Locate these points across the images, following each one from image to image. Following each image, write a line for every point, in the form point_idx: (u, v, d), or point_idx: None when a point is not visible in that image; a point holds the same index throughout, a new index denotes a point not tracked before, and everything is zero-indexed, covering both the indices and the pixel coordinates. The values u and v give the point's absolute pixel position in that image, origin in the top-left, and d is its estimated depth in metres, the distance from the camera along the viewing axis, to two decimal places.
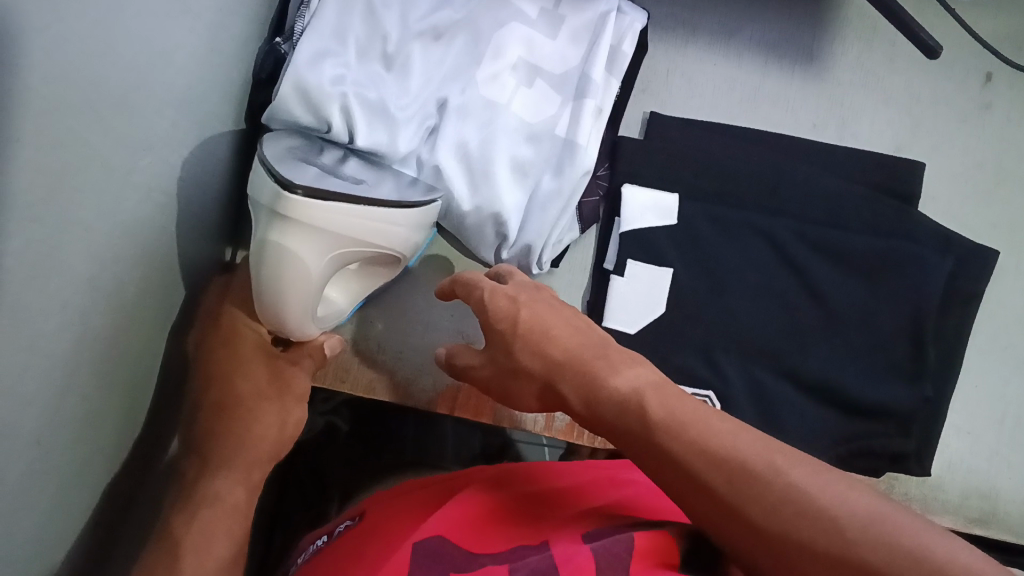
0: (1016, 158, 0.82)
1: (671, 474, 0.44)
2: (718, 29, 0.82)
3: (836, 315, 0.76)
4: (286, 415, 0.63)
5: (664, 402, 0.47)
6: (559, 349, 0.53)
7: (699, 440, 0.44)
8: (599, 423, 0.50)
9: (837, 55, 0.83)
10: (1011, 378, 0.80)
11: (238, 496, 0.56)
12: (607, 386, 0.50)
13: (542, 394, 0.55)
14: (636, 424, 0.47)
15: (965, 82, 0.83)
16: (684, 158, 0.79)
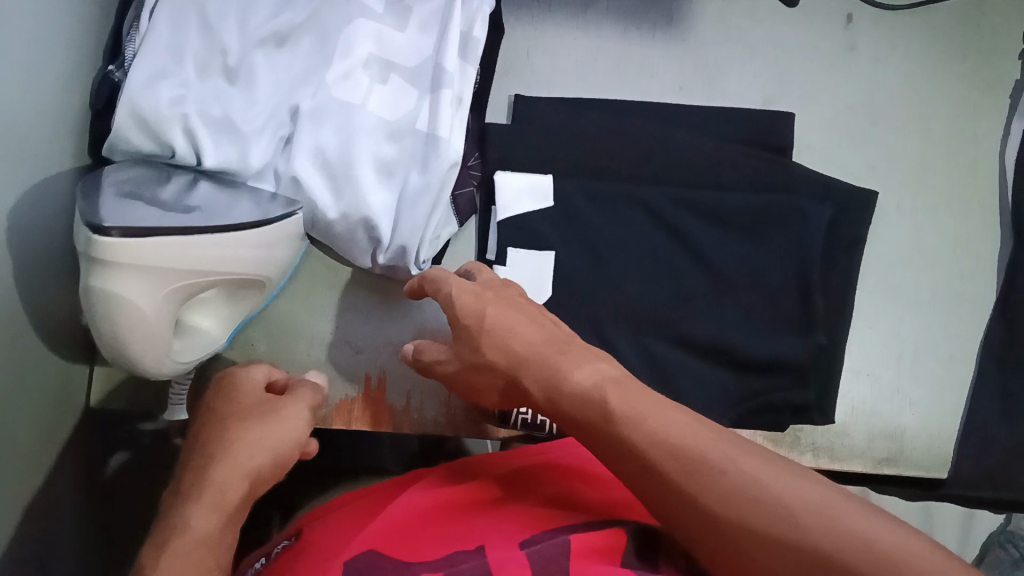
0: (885, 97, 0.83)
1: (634, 460, 0.45)
2: (574, 3, 0.80)
3: (721, 277, 0.76)
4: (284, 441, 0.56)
5: (625, 396, 0.48)
6: (522, 346, 0.57)
7: (653, 431, 0.45)
8: (559, 414, 0.52)
9: (697, 14, 0.81)
10: (902, 316, 0.81)
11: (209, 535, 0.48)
12: (566, 378, 0.52)
13: (500, 386, 0.60)
14: (595, 416, 0.48)
15: (829, 26, 0.83)
16: (553, 138, 0.77)
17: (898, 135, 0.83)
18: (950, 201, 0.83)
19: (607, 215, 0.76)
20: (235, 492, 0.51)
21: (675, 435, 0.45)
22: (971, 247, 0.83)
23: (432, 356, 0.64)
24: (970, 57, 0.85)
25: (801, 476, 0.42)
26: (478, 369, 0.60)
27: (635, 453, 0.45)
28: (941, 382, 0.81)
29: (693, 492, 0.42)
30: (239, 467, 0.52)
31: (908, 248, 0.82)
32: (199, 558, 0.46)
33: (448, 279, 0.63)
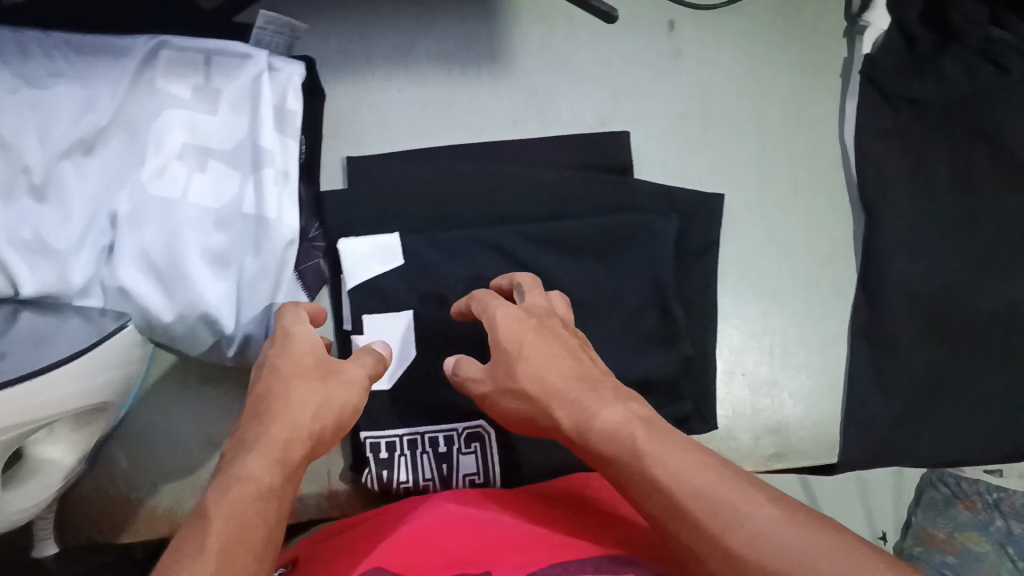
0: (717, 99, 0.83)
1: (638, 480, 0.44)
2: (392, 52, 0.78)
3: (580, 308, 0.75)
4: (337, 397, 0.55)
5: (641, 431, 0.46)
6: (567, 381, 0.53)
7: (667, 464, 0.43)
8: (582, 448, 0.50)
9: (518, 45, 0.81)
10: (768, 310, 0.82)
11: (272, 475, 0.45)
12: (592, 420, 0.49)
13: (528, 415, 0.56)
14: (623, 447, 0.46)
15: (651, 36, 0.83)
16: (390, 194, 0.74)
17: (736, 133, 0.83)
18: (797, 190, 0.84)
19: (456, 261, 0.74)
20: (315, 345, 0.57)
21: (672, 472, 0.43)
22: (824, 230, 0.84)
23: (467, 376, 0.62)
24: (796, 42, 0.86)
25: (811, 530, 0.38)
26: (508, 399, 0.57)
27: (651, 487, 0.43)
28: (815, 367, 0.83)
29: (662, 512, 0.42)
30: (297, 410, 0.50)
31: (764, 243, 0.83)
32: (309, 387, 0.53)
33: (500, 307, 0.60)
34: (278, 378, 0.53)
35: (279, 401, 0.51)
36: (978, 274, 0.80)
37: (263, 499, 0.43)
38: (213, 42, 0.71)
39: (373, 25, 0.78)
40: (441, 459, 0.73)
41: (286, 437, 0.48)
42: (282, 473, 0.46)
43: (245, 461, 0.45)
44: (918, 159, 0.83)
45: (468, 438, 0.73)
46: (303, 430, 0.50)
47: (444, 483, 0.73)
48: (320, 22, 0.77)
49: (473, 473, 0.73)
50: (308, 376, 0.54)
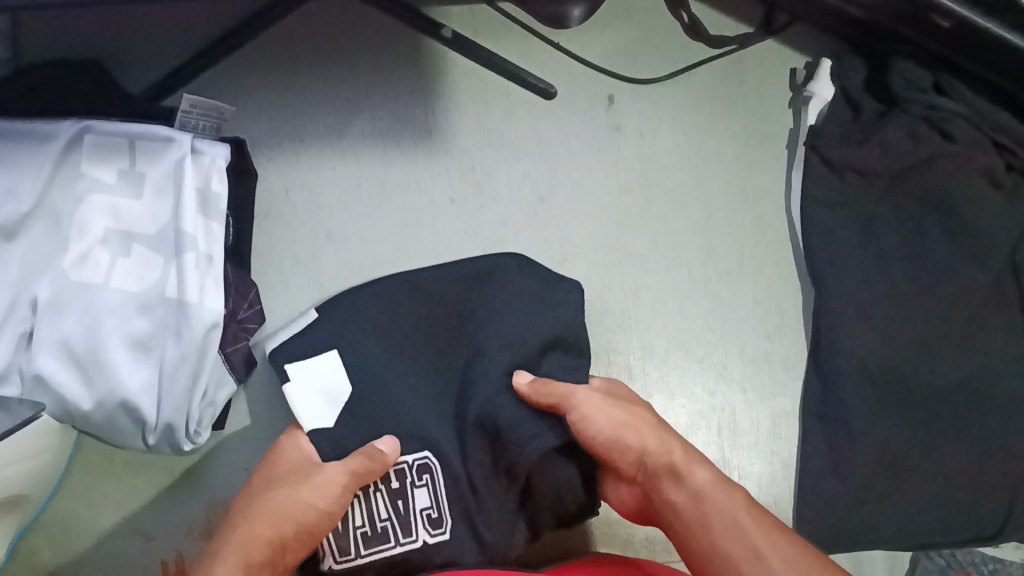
0: (659, 172, 0.83)
1: (728, 528, 0.50)
2: (325, 132, 0.79)
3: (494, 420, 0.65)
4: (300, 498, 0.57)
5: (731, 494, 0.52)
6: (654, 437, 0.58)
7: (760, 526, 0.50)
8: (668, 494, 0.55)
9: (453, 124, 0.81)
10: (714, 388, 0.79)
11: (234, 574, 0.49)
12: (686, 480, 0.54)
13: (607, 434, 0.59)
14: (721, 497, 0.52)
15: (590, 110, 0.83)
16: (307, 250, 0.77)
17: (679, 204, 0.82)
18: (743, 263, 0.82)
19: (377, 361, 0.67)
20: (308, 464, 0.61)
21: (773, 556, 0.48)
22: (772, 303, 0.82)
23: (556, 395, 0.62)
24: (738, 113, 0.85)
25: None
26: (586, 423, 0.60)
27: (747, 536, 0.49)
28: (764, 448, 0.79)
29: (747, 559, 0.48)
30: (259, 522, 0.54)
31: (710, 317, 0.80)
32: (284, 492, 0.57)
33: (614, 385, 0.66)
34: (256, 501, 0.57)
35: (245, 521, 0.55)
36: (928, 348, 0.77)
37: None
38: (137, 126, 0.70)
39: (307, 106, 0.79)
40: (395, 498, 0.64)
41: (245, 547, 0.52)
42: (244, 572, 0.50)
43: (210, 574, 0.49)
44: (866, 229, 0.80)
45: (418, 470, 0.65)
46: (263, 535, 0.53)
47: (401, 528, 0.63)
48: (253, 105, 0.78)
49: (430, 509, 0.64)
50: (281, 488, 0.57)
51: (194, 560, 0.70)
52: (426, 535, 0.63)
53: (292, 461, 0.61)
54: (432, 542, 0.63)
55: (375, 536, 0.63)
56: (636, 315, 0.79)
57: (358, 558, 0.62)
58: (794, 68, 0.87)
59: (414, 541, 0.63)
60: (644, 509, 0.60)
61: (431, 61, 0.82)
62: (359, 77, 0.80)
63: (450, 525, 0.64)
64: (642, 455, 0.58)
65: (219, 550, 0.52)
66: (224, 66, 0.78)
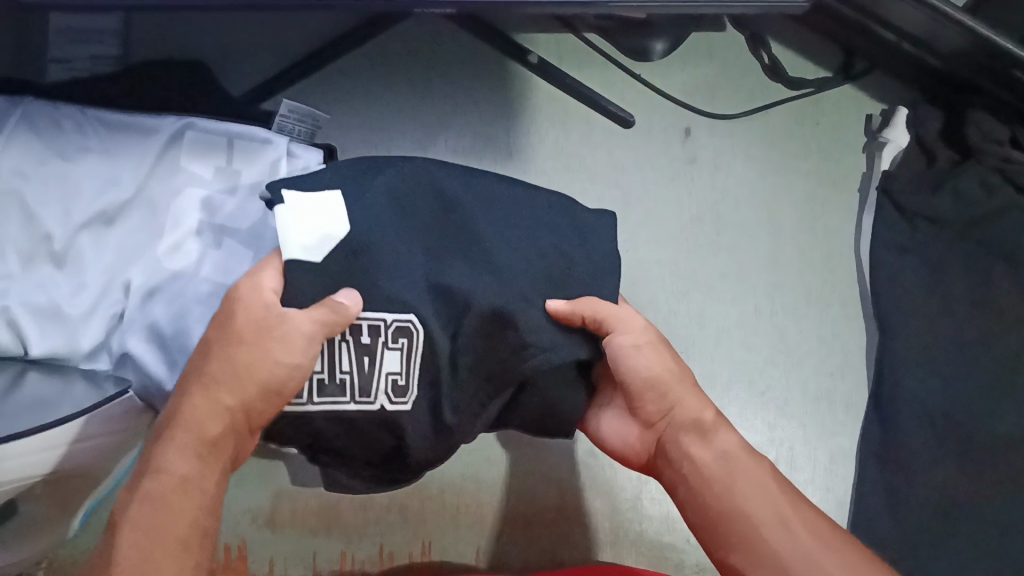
0: (731, 206, 0.84)
1: (753, 490, 0.53)
2: (410, 145, 0.82)
3: (498, 315, 0.56)
4: (255, 369, 0.52)
5: (756, 462, 0.55)
6: (693, 395, 0.58)
7: (780, 492, 0.53)
8: (690, 447, 0.56)
9: (533, 146, 0.83)
10: (774, 422, 0.80)
11: (191, 464, 0.51)
12: (715, 441, 0.56)
13: (649, 380, 0.57)
14: (747, 460, 0.55)
15: (667, 141, 0.85)
16: None
17: (749, 238, 0.84)
18: (810, 300, 0.83)
19: (389, 239, 0.55)
20: (264, 309, 0.53)
21: (800, 525, 0.52)
22: (836, 343, 0.82)
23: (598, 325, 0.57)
24: (812, 154, 0.87)
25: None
26: (632, 359, 0.57)
27: (771, 500, 0.53)
28: (822, 486, 0.79)
29: (772, 521, 0.52)
30: (216, 389, 0.52)
31: (774, 351, 0.81)
32: (240, 353, 0.53)
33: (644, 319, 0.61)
34: (204, 362, 0.53)
35: (192, 392, 0.53)
36: (992, 398, 0.77)
37: (167, 509, 0.50)
38: (235, 125, 0.74)
39: (395, 119, 0.82)
40: (362, 353, 0.56)
41: (201, 421, 0.52)
42: (201, 461, 0.52)
43: (170, 456, 0.51)
44: (934, 274, 0.81)
45: (394, 332, 0.55)
46: (222, 405, 0.52)
47: (359, 388, 0.56)
48: (344, 115, 0.82)
49: (396, 374, 0.56)
50: (245, 350, 0.53)
51: (259, 546, 0.72)
52: (385, 400, 0.56)
53: (247, 306, 0.54)
54: (387, 409, 0.56)
55: (328, 385, 0.56)
56: (700, 343, 0.80)
57: (309, 405, 0.56)
58: (870, 114, 0.88)
59: (371, 403, 0.56)
60: (652, 452, 0.59)
61: (516, 84, 0.84)
62: (445, 96, 0.83)
63: (414, 397, 0.57)
64: (677, 407, 0.57)
65: (168, 427, 0.52)
66: (320, 76, 0.82)
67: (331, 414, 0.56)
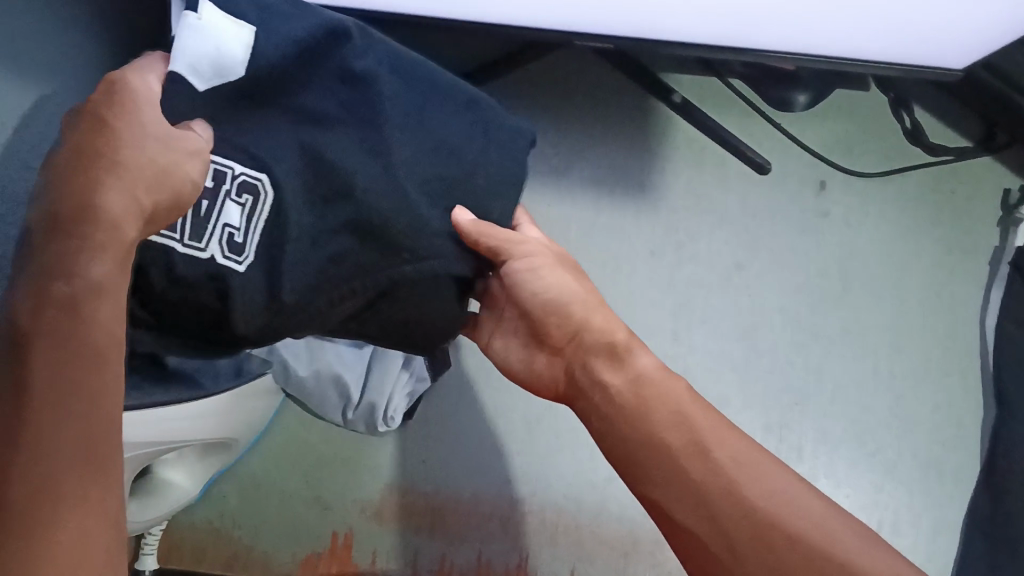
0: (858, 264, 0.85)
1: (665, 414, 0.49)
2: (547, 169, 0.85)
3: (367, 226, 0.49)
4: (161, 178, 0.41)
5: (670, 384, 0.51)
6: (601, 312, 0.55)
7: (698, 416, 0.49)
8: (599, 376, 0.53)
9: (666, 183, 0.85)
10: (881, 484, 0.79)
11: (108, 273, 0.37)
12: (628, 364, 0.53)
13: (556, 306, 0.55)
14: (661, 385, 0.51)
15: (801, 193, 0.86)
16: None
17: (873, 298, 0.84)
18: (928, 367, 0.82)
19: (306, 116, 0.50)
20: (165, 118, 0.43)
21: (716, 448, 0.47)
22: (951, 413, 0.82)
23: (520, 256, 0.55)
24: (945, 221, 0.86)
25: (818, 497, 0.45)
26: (529, 280, 0.55)
27: (685, 422, 0.49)
28: (924, 556, 0.77)
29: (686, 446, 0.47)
30: (127, 183, 0.39)
31: (888, 413, 0.81)
32: (141, 148, 0.40)
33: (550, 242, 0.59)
34: (120, 142, 0.40)
35: (108, 179, 0.38)
36: None
37: (84, 331, 0.35)
38: None
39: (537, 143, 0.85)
40: (202, 198, 0.48)
41: (121, 218, 0.38)
42: (118, 269, 0.37)
43: (87, 263, 0.36)
44: None
45: (239, 183, 0.48)
46: (138, 202, 0.39)
47: (192, 227, 0.48)
48: None
49: (232, 228, 0.48)
50: (147, 149, 0.41)
51: (363, 537, 0.75)
52: (217, 251, 0.48)
53: (140, 102, 0.42)
54: (215, 261, 0.48)
55: None
56: (813, 396, 0.81)
57: None
58: (1008, 188, 0.87)
59: (200, 250, 0.48)
60: (564, 377, 0.56)
61: (657, 123, 0.87)
62: (586, 126, 0.86)
63: (250, 259, 0.48)
64: (582, 328, 0.54)
65: (83, 222, 0.37)
66: None
67: (151, 248, 0.47)
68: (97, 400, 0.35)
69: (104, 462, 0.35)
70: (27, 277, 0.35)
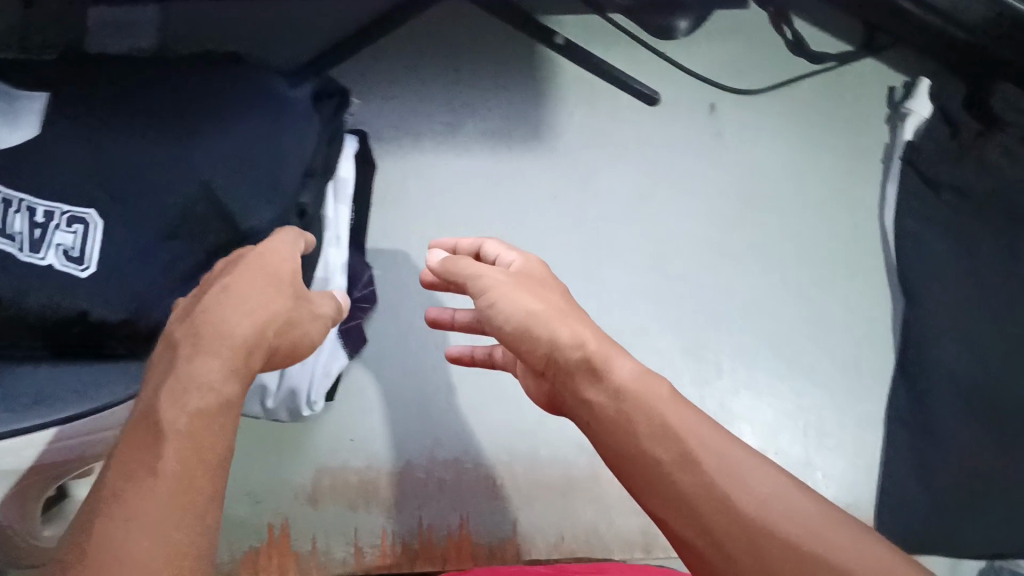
0: (756, 180, 0.86)
1: (648, 428, 0.40)
2: (440, 126, 0.83)
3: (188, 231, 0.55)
4: (301, 324, 0.44)
5: (653, 389, 0.42)
6: (568, 324, 0.43)
7: (678, 418, 0.40)
8: (573, 396, 0.43)
9: (560, 124, 0.85)
10: (803, 391, 0.81)
11: (231, 385, 0.38)
12: (604, 379, 0.42)
13: (526, 326, 0.43)
14: (657, 389, 0.42)
15: (694, 117, 0.87)
16: (418, 240, 0.80)
17: (775, 212, 0.85)
18: (836, 270, 0.84)
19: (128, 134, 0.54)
20: (297, 275, 0.46)
21: (710, 461, 0.39)
22: (862, 312, 0.84)
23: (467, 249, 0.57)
24: (835, 128, 0.88)
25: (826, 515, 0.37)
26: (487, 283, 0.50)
27: (664, 430, 0.40)
28: (850, 452, 0.80)
29: (681, 463, 0.39)
30: (258, 304, 0.41)
31: (802, 321, 0.83)
32: (280, 287, 0.43)
33: (528, 257, 0.51)
34: (240, 274, 0.43)
35: (230, 299, 0.41)
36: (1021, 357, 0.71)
37: (214, 430, 0.36)
38: None
39: (425, 102, 0.83)
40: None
41: (254, 339, 0.40)
42: (241, 380, 0.39)
43: (214, 368, 0.38)
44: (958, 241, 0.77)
45: (66, 218, 0.50)
46: (265, 321, 0.41)
47: (28, 244, 0.49)
48: (376, 97, 0.83)
49: (62, 246, 0.50)
50: (282, 289, 0.44)
51: (300, 521, 0.74)
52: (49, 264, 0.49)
53: (279, 259, 0.46)
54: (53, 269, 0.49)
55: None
56: (728, 315, 0.82)
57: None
58: (891, 87, 0.89)
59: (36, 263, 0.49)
60: (554, 398, 0.47)
61: (544, 65, 0.86)
62: (473, 79, 0.85)
63: (90, 267, 0.50)
64: (551, 351, 0.43)
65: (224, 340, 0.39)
66: (354, 61, 0.83)
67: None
68: (200, 492, 0.34)
69: (181, 550, 0.33)
70: (157, 384, 0.38)
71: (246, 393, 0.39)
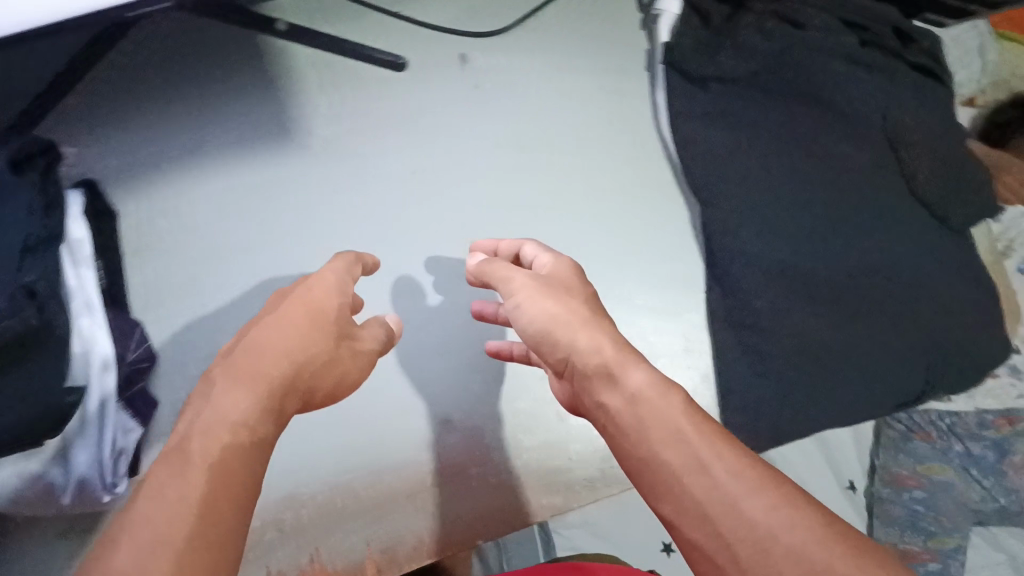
0: (524, 120, 0.83)
1: (659, 426, 0.45)
2: (180, 152, 0.77)
3: None
4: (334, 366, 0.53)
5: (666, 397, 0.46)
6: (586, 333, 0.52)
7: (674, 420, 0.45)
8: (598, 394, 0.50)
9: (307, 116, 0.80)
10: (623, 316, 0.78)
11: (246, 415, 0.44)
12: (621, 381, 0.49)
13: (545, 330, 0.55)
14: (664, 391, 0.47)
15: (446, 73, 0.83)
16: (187, 278, 0.74)
17: (551, 148, 0.83)
18: (625, 190, 0.83)
19: None
20: (336, 308, 0.56)
21: (719, 465, 0.41)
22: (662, 227, 0.82)
23: (507, 252, 0.69)
24: (589, 50, 0.86)
25: (813, 514, 0.38)
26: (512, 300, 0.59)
27: (664, 426, 0.44)
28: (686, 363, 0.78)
29: (683, 466, 0.42)
30: (297, 343, 0.51)
31: (606, 248, 0.80)
32: (322, 333, 0.53)
33: (559, 260, 0.63)
34: (281, 315, 0.52)
35: (274, 336, 0.50)
36: (822, 233, 0.80)
37: (239, 450, 0.42)
38: None
39: (157, 130, 0.77)
40: None
41: (282, 378, 0.48)
42: (262, 414, 0.45)
43: (238, 403, 0.45)
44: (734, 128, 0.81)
45: None
46: (295, 365, 0.49)
47: None
48: (100, 140, 0.76)
49: None
50: (327, 335, 0.53)
51: None
52: None
53: (320, 290, 0.57)
54: None
55: None
56: None
57: None
58: None
59: None
60: (578, 403, 0.56)
61: (276, 60, 0.81)
62: (208, 95, 0.79)
63: None
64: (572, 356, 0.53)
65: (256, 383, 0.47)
66: (65, 107, 0.76)
67: None
68: (217, 496, 0.39)
69: (201, 539, 0.37)
70: (192, 416, 0.45)
71: (273, 429, 0.46)
